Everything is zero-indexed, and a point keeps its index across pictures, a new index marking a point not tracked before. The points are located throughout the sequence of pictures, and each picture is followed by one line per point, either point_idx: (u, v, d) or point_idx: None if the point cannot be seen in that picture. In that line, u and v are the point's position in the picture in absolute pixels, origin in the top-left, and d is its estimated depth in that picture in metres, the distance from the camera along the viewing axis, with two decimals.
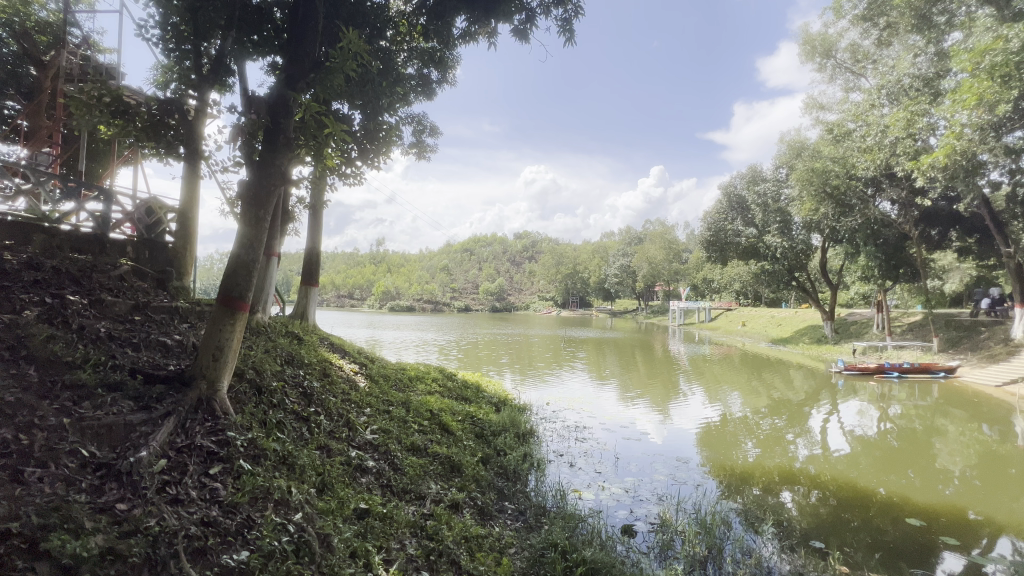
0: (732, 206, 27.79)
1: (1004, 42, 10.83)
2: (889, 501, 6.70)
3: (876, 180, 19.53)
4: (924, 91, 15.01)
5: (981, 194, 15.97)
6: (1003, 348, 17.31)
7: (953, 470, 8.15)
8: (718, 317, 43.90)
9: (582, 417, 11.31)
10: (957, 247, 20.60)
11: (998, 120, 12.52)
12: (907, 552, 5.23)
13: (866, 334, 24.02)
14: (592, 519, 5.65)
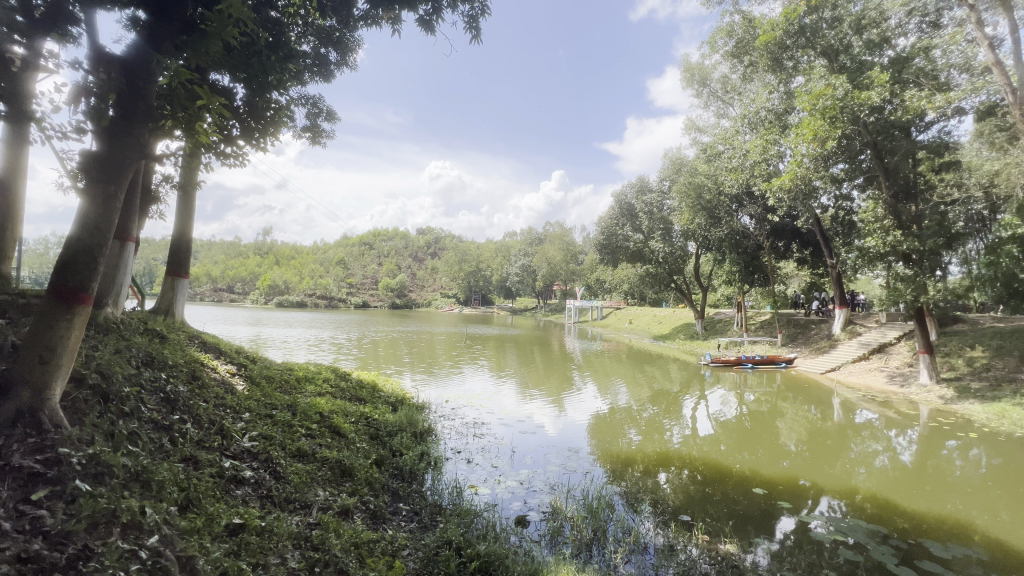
0: (623, 213, 30.07)
1: (832, 90, 13.42)
2: (742, 475, 7.75)
3: (738, 197, 22.49)
4: (776, 123, 17.62)
5: (814, 214, 19.19)
6: (827, 342, 20.97)
7: (790, 445, 9.68)
8: (609, 315, 47.23)
9: (481, 413, 11.44)
10: (797, 258, 24.51)
11: (829, 153, 14.94)
12: (754, 518, 6.10)
13: (728, 331, 27.59)
14: (487, 513, 5.74)
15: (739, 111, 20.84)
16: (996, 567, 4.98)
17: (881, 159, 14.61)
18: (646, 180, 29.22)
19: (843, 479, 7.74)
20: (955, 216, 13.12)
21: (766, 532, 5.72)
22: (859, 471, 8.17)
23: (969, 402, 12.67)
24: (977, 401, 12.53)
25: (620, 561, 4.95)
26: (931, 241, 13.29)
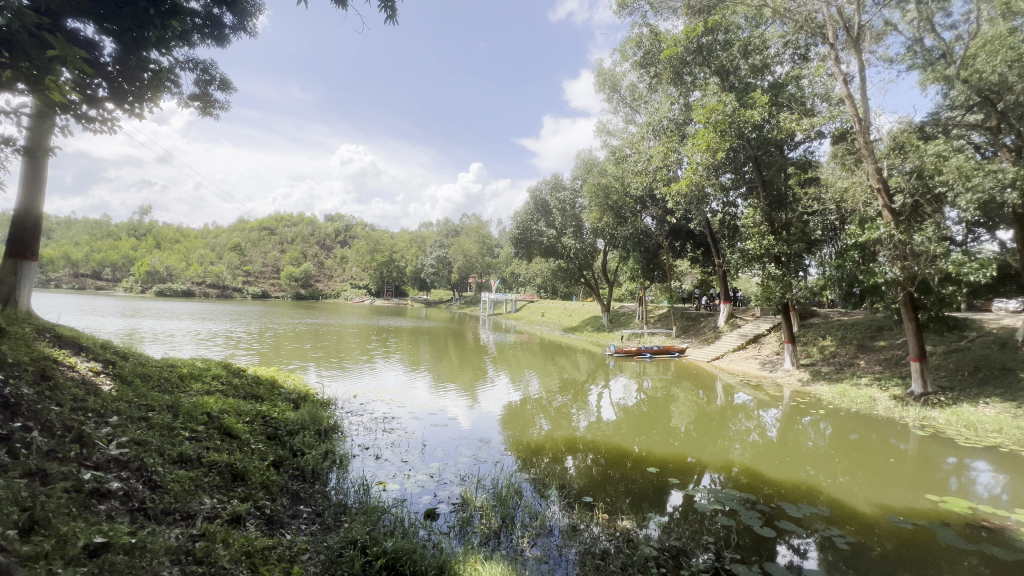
0: (538, 209, 30.87)
1: (723, 106, 14.89)
2: (639, 456, 8.40)
3: (642, 199, 24.12)
4: (676, 132, 19.15)
5: (706, 218, 21.22)
6: (713, 333, 23.40)
7: (680, 427, 10.68)
8: (522, 308, 48.37)
9: (392, 407, 11.11)
10: (690, 258, 26.96)
11: (718, 164, 16.58)
12: (648, 495, 6.65)
13: (631, 323, 29.65)
14: (396, 509, 5.62)
15: (645, 118, 22.32)
16: (834, 521, 5.93)
17: (760, 171, 16.59)
18: (560, 177, 30.22)
19: (723, 455, 8.71)
20: (815, 224, 15.29)
21: (658, 507, 6.26)
22: (736, 447, 9.23)
23: (820, 383, 14.89)
24: (826, 382, 14.77)
25: (526, 545, 5.11)
26: (796, 246, 15.34)
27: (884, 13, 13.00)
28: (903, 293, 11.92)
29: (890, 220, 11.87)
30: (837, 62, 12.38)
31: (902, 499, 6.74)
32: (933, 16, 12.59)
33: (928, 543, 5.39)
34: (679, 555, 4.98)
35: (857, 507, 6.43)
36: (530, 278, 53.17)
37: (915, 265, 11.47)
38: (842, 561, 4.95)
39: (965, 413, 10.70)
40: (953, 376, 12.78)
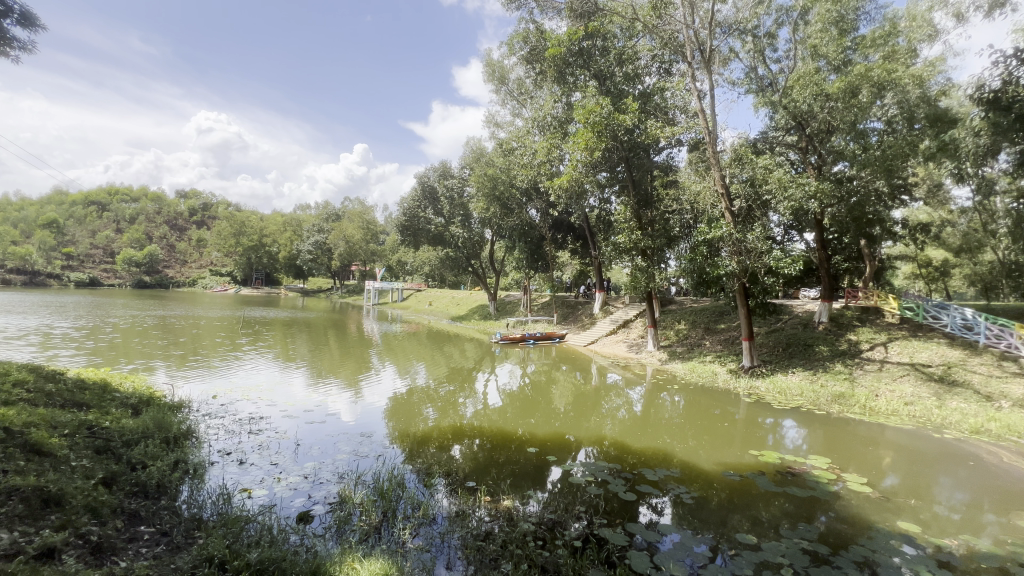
0: (426, 196, 30.23)
1: (600, 109, 16.01)
2: (522, 438, 8.78)
3: (528, 192, 24.98)
4: (559, 129, 20.12)
5: (585, 212, 22.73)
6: (590, 320, 25.30)
7: (560, 408, 11.38)
8: (410, 297, 47.26)
9: (260, 407, 10.09)
10: (570, 249, 28.71)
11: (595, 163, 17.84)
12: (528, 473, 6.99)
13: (516, 312, 30.73)
14: (262, 517, 5.13)
15: (530, 113, 23.05)
16: (683, 480, 6.84)
17: (631, 171, 18.24)
18: (448, 165, 29.89)
19: (596, 431, 9.50)
20: (674, 222, 17.30)
21: (537, 484, 6.63)
22: (607, 422, 10.15)
23: (676, 361, 17.03)
24: (680, 361, 16.95)
25: (409, 536, 5.04)
26: (659, 241, 17.20)
27: (729, 41, 15.04)
28: (738, 283, 14.10)
29: (730, 221, 13.88)
30: (693, 79, 14.02)
31: (735, 456, 8.02)
32: (764, 49, 14.92)
33: (752, 490, 6.49)
34: (554, 526, 5.34)
35: (701, 467, 7.48)
36: (418, 267, 52.08)
37: (747, 260, 13.63)
38: (688, 513, 5.74)
39: (779, 381, 13.12)
40: (772, 351, 15.54)
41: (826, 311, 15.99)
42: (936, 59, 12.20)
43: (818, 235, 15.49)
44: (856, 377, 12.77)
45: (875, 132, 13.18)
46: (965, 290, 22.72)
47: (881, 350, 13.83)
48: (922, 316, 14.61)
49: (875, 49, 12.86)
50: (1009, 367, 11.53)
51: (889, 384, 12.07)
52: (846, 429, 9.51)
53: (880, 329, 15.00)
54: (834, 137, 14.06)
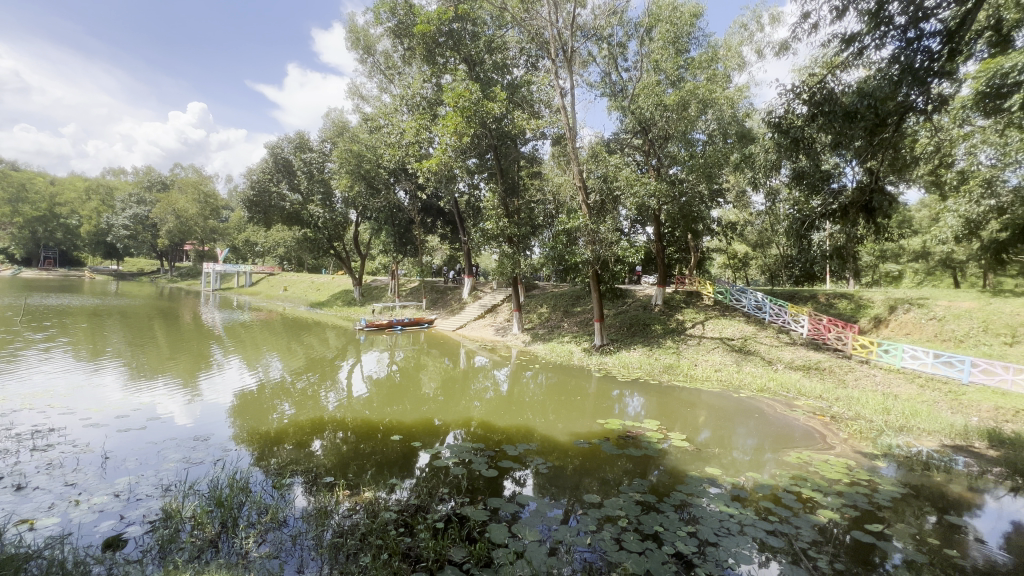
0: (279, 168, 27.10)
1: (469, 94, 16.02)
2: (390, 426, 8.55)
3: (396, 172, 24.04)
4: (429, 110, 19.69)
5: (455, 197, 22.69)
6: (459, 305, 25.49)
7: (430, 393, 11.34)
8: (260, 282, 42.22)
9: (50, 416, 8.13)
10: (440, 234, 28.45)
11: (464, 148, 17.82)
12: (395, 462, 6.84)
13: (383, 297, 29.59)
14: (50, 552, 4.17)
15: (399, 91, 22.03)
16: (542, 452, 7.36)
17: (498, 160, 18.66)
18: (305, 137, 27.15)
19: (464, 413, 9.69)
20: (538, 212, 18.23)
21: (404, 471, 6.52)
22: (475, 404, 10.41)
23: (538, 343, 18.11)
24: (542, 342, 18.09)
25: (253, 545, 4.54)
26: (524, 229, 17.96)
27: (588, 45, 16.19)
28: (591, 270, 15.48)
29: (586, 213, 15.09)
30: (556, 76, 14.78)
31: (587, 425, 8.90)
32: (617, 57, 16.40)
33: (599, 454, 7.29)
34: (417, 511, 5.32)
35: (558, 438, 8.13)
36: (271, 248, 46.72)
37: (600, 249, 15.02)
38: (546, 482, 6.20)
39: (623, 357, 14.85)
40: (619, 331, 17.50)
41: (661, 294, 18.51)
42: (742, 86, 14.86)
43: (656, 228, 17.76)
44: (681, 351, 15.08)
45: (700, 142, 15.51)
46: (758, 278, 28.32)
47: (699, 327, 16.52)
48: (729, 299, 17.83)
49: (702, 70, 14.99)
50: (784, 338, 14.72)
51: (704, 355, 14.50)
52: (674, 395, 11.19)
53: (700, 310, 17.89)
54: (669, 143, 16.11)
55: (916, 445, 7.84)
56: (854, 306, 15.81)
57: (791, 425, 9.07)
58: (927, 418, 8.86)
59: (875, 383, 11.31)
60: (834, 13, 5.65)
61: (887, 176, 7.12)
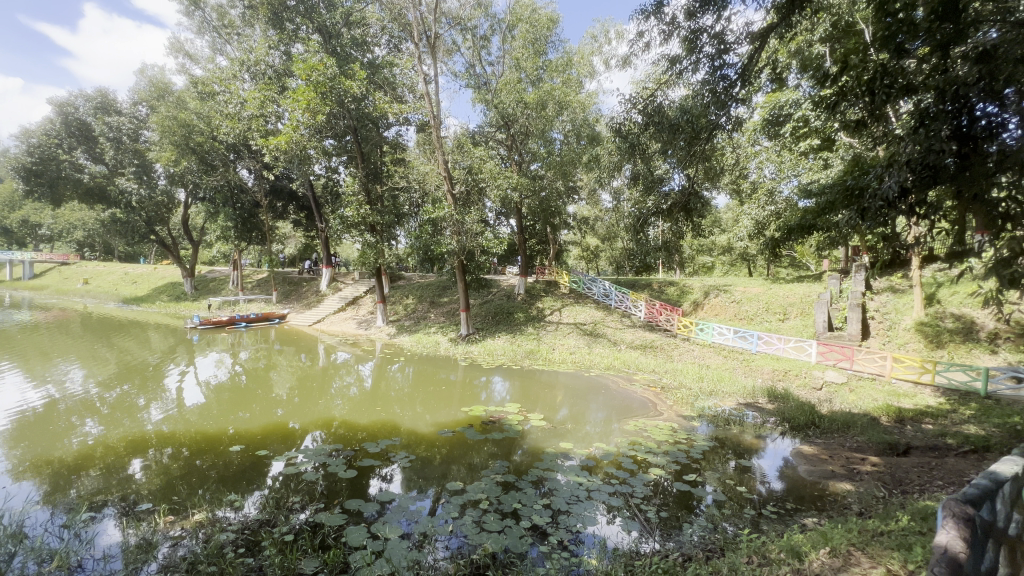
0: (71, 131, 21.85)
1: (324, 68, 14.79)
2: (235, 435, 7.55)
3: (235, 147, 21.05)
4: (275, 82, 17.67)
5: (309, 180, 20.74)
6: (316, 297, 23.50)
7: (282, 394, 10.29)
8: (46, 274, 33.56)
9: None
10: (292, 220, 25.81)
11: (319, 127, 16.25)
12: (243, 474, 6.07)
13: (222, 290, 25.88)
14: None
15: (238, 54, 19.28)
16: (408, 446, 7.21)
17: (358, 143, 17.54)
18: (109, 96, 22.21)
19: (325, 413, 9.01)
20: (402, 200, 17.68)
21: (252, 483, 5.82)
22: (336, 403, 9.72)
23: (403, 335, 17.64)
24: (407, 334, 17.68)
25: None
26: (387, 217, 17.24)
27: (452, 34, 16.04)
28: (457, 261, 15.53)
29: (450, 203, 15.03)
30: (420, 61, 14.36)
31: (453, 414, 8.98)
32: (481, 51, 16.55)
33: (465, 441, 7.40)
34: (262, 527, 4.80)
35: (424, 430, 8.05)
36: (62, 230, 37.41)
37: (465, 239, 15.13)
38: (412, 475, 6.10)
39: (489, 345, 15.30)
40: (484, 320, 17.95)
41: (523, 284, 19.46)
42: (592, 92, 16.22)
43: (518, 221, 18.54)
44: (541, 336, 16.08)
45: (557, 141, 16.57)
46: (606, 267, 31.49)
47: (557, 314, 17.80)
48: (582, 287, 19.60)
49: (558, 74, 15.93)
50: (626, 321, 16.67)
51: (561, 339, 15.66)
52: (535, 378, 11.91)
53: (557, 298, 19.26)
54: (529, 140, 16.93)
55: (721, 405, 9.59)
56: (679, 292, 18.57)
57: (631, 397, 10.34)
58: (728, 382, 10.89)
59: (694, 357, 13.49)
60: (662, 35, 6.39)
61: (702, 183, 8.45)
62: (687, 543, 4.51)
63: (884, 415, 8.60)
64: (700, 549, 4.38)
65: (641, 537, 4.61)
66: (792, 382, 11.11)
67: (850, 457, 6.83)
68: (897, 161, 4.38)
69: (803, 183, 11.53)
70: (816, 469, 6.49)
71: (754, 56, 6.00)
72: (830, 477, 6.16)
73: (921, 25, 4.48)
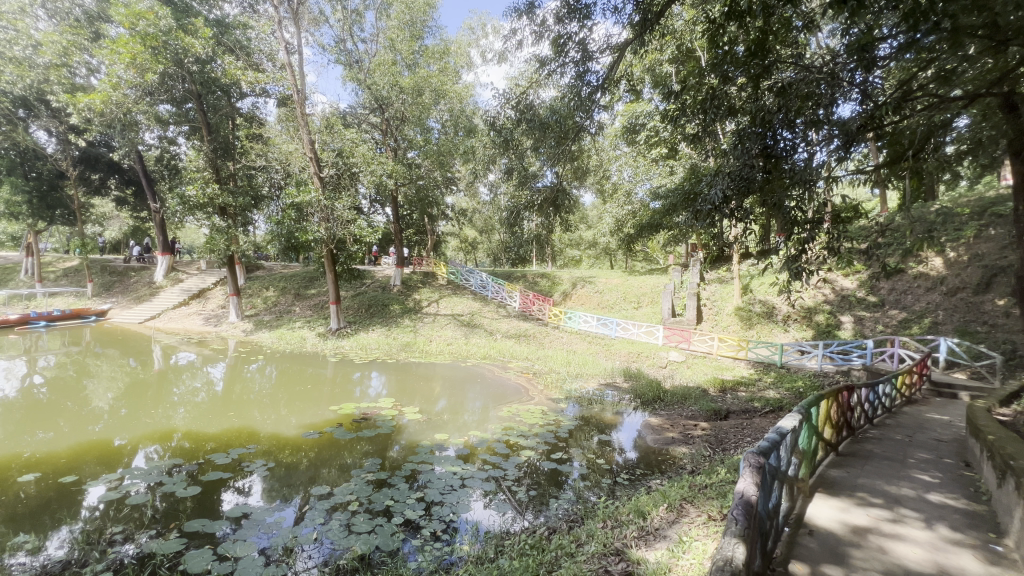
0: None
1: (155, 18, 12.57)
2: (31, 462, 6.06)
3: (27, 102, 16.78)
4: (86, 27, 14.50)
5: (136, 151, 17.41)
6: (148, 290, 19.89)
7: (102, 406, 8.53)
8: None
9: None
10: (114, 197, 21.46)
11: (151, 88, 13.82)
12: (46, 507, 4.94)
13: (9, 282, 20.49)
14: None
15: None
16: (268, 452, 6.53)
17: (203, 112, 15.14)
18: None
19: (162, 424, 7.72)
20: (260, 180, 15.75)
21: (60, 516, 4.77)
22: (177, 411, 8.40)
23: (262, 331, 15.88)
24: (267, 329, 15.97)
25: None
26: (242, 199, 15.31)
27: (319, 2, 14.76)
28: (325, 249, 14.42)
29: (317, 187, 13.85)
30: (280, 26, 12.86)
31: (320, 414, 8.36)
32: (353, 26, 15.48)
33: (334, 442, 6.94)
34: (68, 568, 3.95)
35: (288, 434, 7.36)
36: None
37: (334, 228, 14.08)
38: (272, 483, 5.54)
39: (361, 338, 14.57)
40: (356, 312, 17.00)
41: (399, 275, 18.85)
42: (468, 83, 16.27)
43: (394, 210, 17.90)
44: (417, 328, 15.78)
45: (434, 130, 16.41)
46: (484, 258, 32.00)
47: (434, 305, 17.66)
48: (459, 278, 19.79)
49: (435, 61, 15.65)
50: (502, 311, 17.22)
51: (439, 331, 15.56)
52: (411, 371, 11.68)
53: (435, 289, 19.11)
54: (405, 126, 16.43)
55: (585, 386, 10.47)
56: (550, 283, 19.70)
57: (505, 384, 10.73)
58: (591, 365, 11.93)
59: (563, 343, 14.48)
60: (533, 36, 6.62)
61: (571, 181, 9.03)
62: (553, 517, 4.84)
63: (712, 386, 10.21)
64: (564, 521, 4.73)
65: (511, 518, 4.81)
66: (643, 362, 12.57)
67: (687, 424, 7.98)
68: (723, 172, 5.18)
69: (654, 187, 12.95)
70: (661, 436, 7.46)
71: (613, 67, 6.55)
72: (671, 443, 7.13)
73: (742, 57, 5.29)
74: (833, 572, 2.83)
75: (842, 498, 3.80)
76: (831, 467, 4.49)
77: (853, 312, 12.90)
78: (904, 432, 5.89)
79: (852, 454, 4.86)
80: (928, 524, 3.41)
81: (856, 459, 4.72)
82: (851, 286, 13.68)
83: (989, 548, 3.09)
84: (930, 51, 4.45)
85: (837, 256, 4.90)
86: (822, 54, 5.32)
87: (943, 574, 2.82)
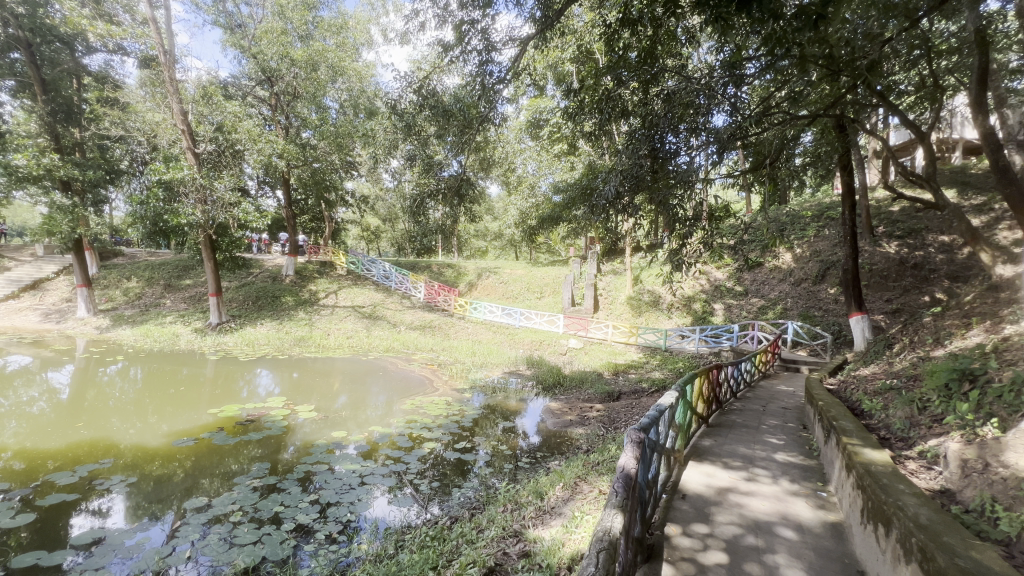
0: None
1: None
2: None
3: None
4: None
5: None
6: None
7: None
8: None
9: None
10: None
11: None
12: None
13: None
14: None
15: None
16: (132, 466, 5.69)
17: (35, 65, 12.51)
18: None
19: None
20: (116, 152, 13.49)
21: None
22: (5, 426, 6.95)
23: (122, 327, 13.70)
24: (128, 325, 13.82)
25: None
26: (93, 173, 13.00)
27: None
28: (203, 235, 12.80)
29: (192, 163, 12.19)
30: None
31: (197, 419, 7.47)
32: None
33: (215, 448, 6.26)
34: None
35: (157, 444, 6.47)
36: None
37: (213, 211, 12.53)
38: (135, 500, 4.84)
39: (247, 334, 13.24)
40: (241, 305, 15.40)
41: (291, 265, 17.41)
42: (369, 63, 15.41)
43: (286, 193, 16.46)
44: (313, 321, 14.75)
45: (331, 109, 15.35)
46: (387, 247, 30.80)
47: (332, 297, 16.64)
48: (360, 269, 18.89)
49: (331, 35, 14.56)
50: (406, 302, 16.75)
51: (337, 323, 14.71)
52: (305, 367, 10.90)
53: (333, 280, 18.00)
54: (297, 103, 15.16)
55: (490, 375, 10.64)
56: (455, 274, 19.56)
57: (408, 377, 10.49)
58: (497, 355, 12.12)
59: (469, 333, 14.50)
60: (437, 20, 6.44)
61: (476, 172, 9.00)
62: (455, 506, 4.86)
63: (606, 370, 10.96)
64: (466, 509, 4.77)
65: (413, 511, 4.74)
66: (546, 349, 13.08)
67: (584, 407, 8.48)
68: (616, 170, 5.51)
69: (556, 182, 13.44)
70: (561, 420, 7.84)
71: (517, 59, 6.60)
72: (569, 425, 7.52)
73: (636, 62, 5.58)
74: (700, 529, 3.20)
75: (710, 463, 4.32)
76: (702, 437, 5.06)
77: (723, 301, 14.64)
78: (760, 403, 6.83)
79: (719, 425, 5.53)
80: (774, 480, 4.01)
81: (721, 429, 5.38)
82: (722, 277, 15.49)
83: (816, 495, 3.73)
84: (785, 74, 5.11)
85: (711, 251, 5.50)
86: (701, 68, 5.85)
87: (784, 519, 3.34)
